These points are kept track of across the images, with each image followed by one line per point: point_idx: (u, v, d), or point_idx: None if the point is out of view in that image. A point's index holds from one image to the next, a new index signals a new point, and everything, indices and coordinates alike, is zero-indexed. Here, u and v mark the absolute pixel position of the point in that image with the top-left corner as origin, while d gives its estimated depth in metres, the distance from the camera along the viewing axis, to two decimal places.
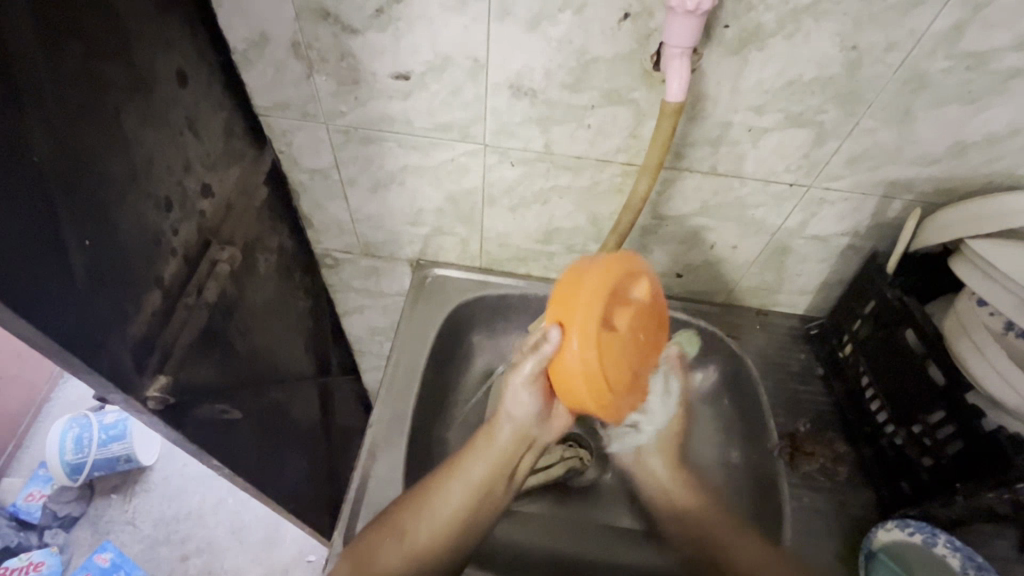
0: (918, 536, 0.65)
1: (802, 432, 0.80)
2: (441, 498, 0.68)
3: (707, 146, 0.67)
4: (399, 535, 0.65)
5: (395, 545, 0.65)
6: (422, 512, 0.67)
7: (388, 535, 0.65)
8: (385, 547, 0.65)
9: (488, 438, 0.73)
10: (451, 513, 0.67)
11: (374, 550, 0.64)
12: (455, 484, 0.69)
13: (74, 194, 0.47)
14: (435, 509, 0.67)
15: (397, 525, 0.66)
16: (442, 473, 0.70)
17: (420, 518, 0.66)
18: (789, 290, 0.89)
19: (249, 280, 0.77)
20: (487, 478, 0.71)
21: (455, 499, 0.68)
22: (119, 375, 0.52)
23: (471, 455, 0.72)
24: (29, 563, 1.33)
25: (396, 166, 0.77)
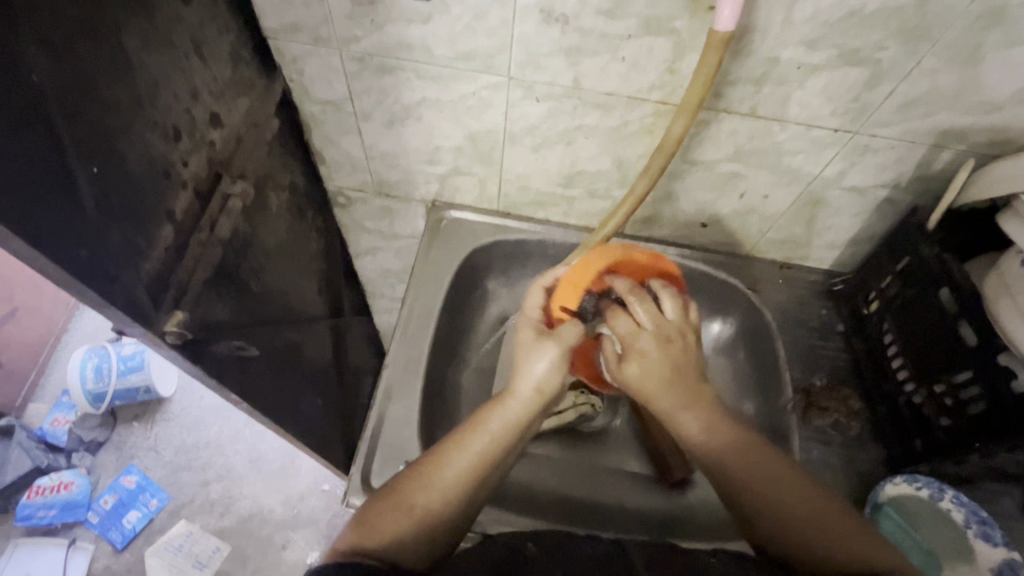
0: (925, 491, 0.66)
1: (816, 388, 0.80)
2: (455, 459, 0.57)
3: (749, 86, 0.62)
4: (410, 499, 0.55)
5: (400, 520, 0.54)
6: (428, 484, 0.56)
7: (397, 497, 0.55)
8: (392, 514, 0.54)
9: (501, 404, 0.60)
10: (467, 475, 0.56)
11: (379, 518, 0.54)
12: (469, 448, 0.57)
13: (77, 120, 0.44)
14: (449, 470, 0.56)
15: (405, 490, 0.55)
16: (451, 436, 0.59)
17: (432, 480, 0.56)
18: (817, 244, 0.86)
19: (262, 216, 0.75)
20: (504, 444, 0.59)
21: (471, 458, 0.57)
22: (138, 310, 0.51)
23: (485, 421, 0.59)
24: (60, 483, 1.42)
25: (414, 99, 0.72)
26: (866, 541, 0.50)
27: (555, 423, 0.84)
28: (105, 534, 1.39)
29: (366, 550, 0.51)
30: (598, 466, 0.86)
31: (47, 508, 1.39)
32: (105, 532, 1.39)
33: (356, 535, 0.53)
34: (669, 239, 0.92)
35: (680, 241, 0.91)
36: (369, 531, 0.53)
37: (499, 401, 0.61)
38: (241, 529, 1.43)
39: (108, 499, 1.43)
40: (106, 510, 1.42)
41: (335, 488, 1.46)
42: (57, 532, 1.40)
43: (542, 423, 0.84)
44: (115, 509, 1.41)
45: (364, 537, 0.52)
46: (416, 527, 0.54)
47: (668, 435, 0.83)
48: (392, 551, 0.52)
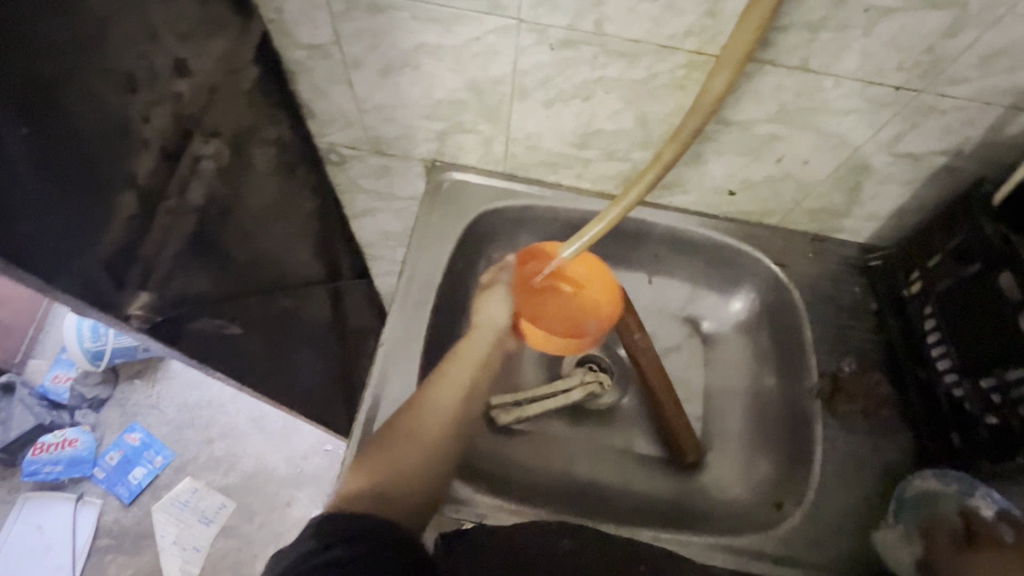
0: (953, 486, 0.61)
1: (845, 373, 0.74)
2: (435, 398, 0.65)
3: (802, 32, 0.53)
4: (405, 438, 0.60)
5: (411, 445, 0.60)
6: (425, 412, 0.63)
7: (391, 440, 0.60)
8: (391, 450, 0.59)
9: (459, 355, 0.70)
10: (447, 410, 0.64)
11: (379, 458, 0.58)
12: (442, 387, 0.66)
13: (4, 67, 0.37)
14: (432, 406, 0.64)
15: (399, 433, 0.61)
16: (425, 383, 0.66)
17: (420, 415, 0.63)
18: (856, 216, 0.78)
19: (243, 177, 0.68)
20: (470, 382, 0.69)
21: (448, 394, 0.66)
22: (93, 291, 0.45)
23: (449, 369, 0.68)
24: (64, 440, 1.42)
25: (411, 45, 0.63)
26: None
27: (562, 402, 0.80)
28: (113, 489, 1.40)
29: (377, 488, 0.55)
30: (603, 445, 0.82)
31: (53, 464, 1.40)
32: (112, 487, 1.40)
33: (365, 478, 0.56)
34: (693, 206, 0.84)
35: (706, 209, 0.83)
36: (376, 471, 0.57)
37: (461, 345, 0.72)
38: (246, 486, 1.43)
39: (113, 455, 1.43)
40: (112, 466, 1.42)
41: (338, 449, 1.46)
42: (65, 486, 1.41)
43: (548, 403, 0.80)
44: (121, 465, 1.42)
45: (372, 475, 0.56)
46: (415, 460, 0.59)
47: (679, 418, 0.78)
48: (399, 483, 0.57)
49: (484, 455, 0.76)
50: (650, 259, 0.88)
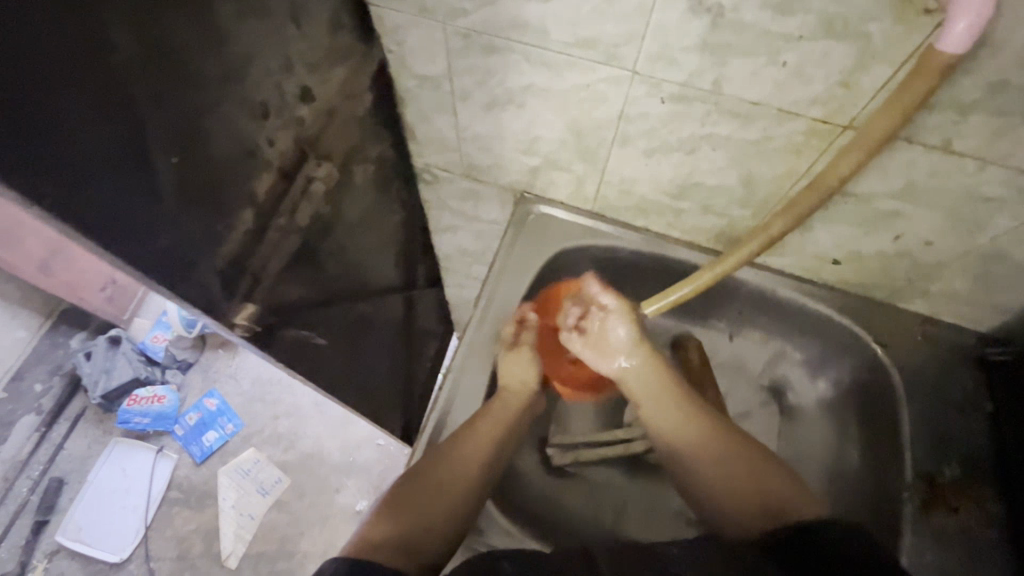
0: None
1: (944, 478, 0.66)
2: (460, 455, 0.62)
3: (948, 113, 0.48)
4: (428, 492, 0.58)
5: (435, 497, 0.58)
6: (453, 464, 0.61)
7: (412, 494, 0.57)
8: (412, 503, 0.56)
9: (490, 412, 0.67)
10: (471, 465, 0.62)
11: (401, 511, 0.55)
12: (471, 442, 0.63)
13: (161, 101, 0.40)
14: (457, 460, 0.61)
15: (421, 487, 0.58)
16: (452, 437, 0.64)
17: (448, 467, 0.60)
18: (979, 304, 0.70)
19: (346, 194, 0.72)
20: (500, 439, 0.66)
21: (477, 447, 0.63)
22: (208, 299, 0.49)
23: (479, 424, 0.66)
24: (155, 395, 1.54)
25: (519, 85, 0.64)
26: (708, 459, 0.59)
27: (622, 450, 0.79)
28: (187, 447, 1.51)
29: (399, 540, 0.52)
30: (654, 505, 0.79)
31: (142, 415, 1.52)
32: (187, 445, 1.51)
33: (387, 529, 0.53)
34: (788, 269, 0.79)
35: (803, 273, 0.78)
36: (398, 522, 0.54)
37: (495, 403, 0.69)
38: (302, 465, 1.50)
39: (192, 415, 1.55)
40: (190, 426, 1.54)
41: (391, 445, 1.50)
42: (148, 437, 1.54)
43: (605, 450, 0.80)
44: (197, 426, 1.54)
45: (392, 527, 0.53)
46: (434, 515, 0.56)
47: None
48: (421, 538, 0.53)
49: (533, 492, 0.76)
50: (733, 315, 0.84)
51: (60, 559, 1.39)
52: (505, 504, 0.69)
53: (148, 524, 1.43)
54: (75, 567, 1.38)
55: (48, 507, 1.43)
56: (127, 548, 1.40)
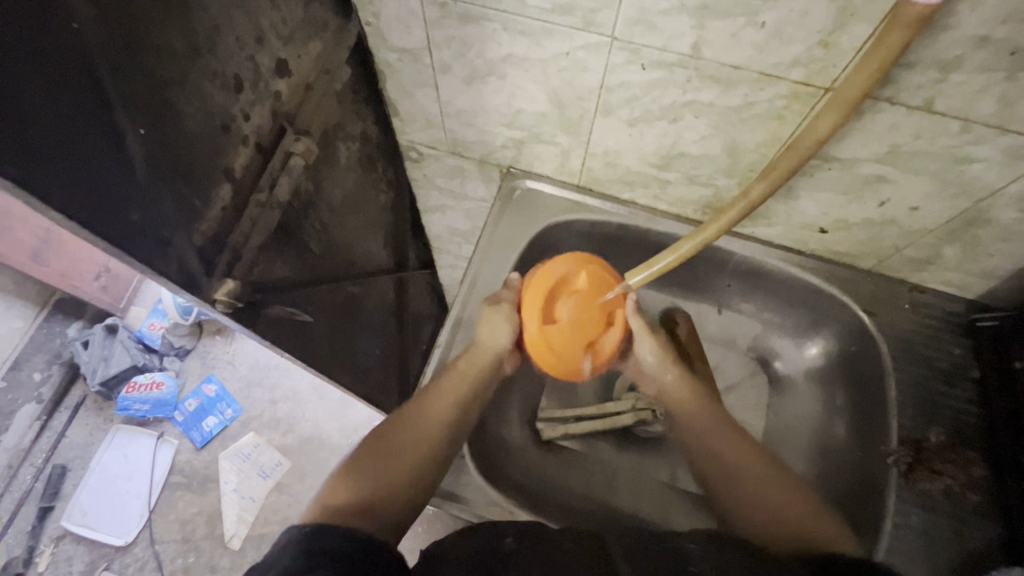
0: None
1: (931, 445, 0.66)
2: (411, 425, 0.61)
3: (930, 71, 0.48)
4: (382, 460, 0.57)
5: (380, 464, 0.56)
6: (401, 433, 0.60)
7: (368, 459, 0.56)
8: (367, 467, 0.55)
9: (445, 378, 0.67)
10: (425, 431, 0.61)
11: (357, 477, 0.54)
12: (427, 410, 0.63)
13: (124, 74, 0.40)
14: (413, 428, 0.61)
15: (377, 453, 0.57)
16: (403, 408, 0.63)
17: (400, 434, 0.60)
18: (965, 271, 0.70)
19: (328, 171, 0.71)
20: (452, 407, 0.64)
21: (432, 413, 0.63)
22: (188, 275, 0.49)
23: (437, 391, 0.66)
24: (153, 381, 1.52)
25: (498, 55, 0.63)
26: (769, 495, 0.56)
27: (614, 424, 0.80)
28: (188, 432, 1.50)
29: (354, 502, 0.51)
30: (644, 474, 0.80)
31: (141, 402, 1.50)
32: (188, 431, 1.51)
33: (346, 492, 0.52)
34: (777, 239, 0.78)
35: (790, 243, 0.78)
36: (356, 485, 0.53)
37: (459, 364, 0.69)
38: (302, 449, 1.49)
39: (192, 402, 1.54)
40: (189, 412, 1.53)
41: None
42: (149, 423, 1.53)
43: (594, 423, 0.80)
44: (197, 412, 1.52)
45: (350, 489, 0.52)
46: (394, 480, 0.56)
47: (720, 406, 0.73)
48: (381, 501, 0.53)
49: (521, 466, 0.76)
50: (721, 287, 0.85)
51: (67, 543, 1.39)
52: (495, 478, 0.69)
53: (151, 508, 1.42)
54: (82, 550, 1.38)
55: (54, 493, 1.43)
56: (131, 531, 1.40)
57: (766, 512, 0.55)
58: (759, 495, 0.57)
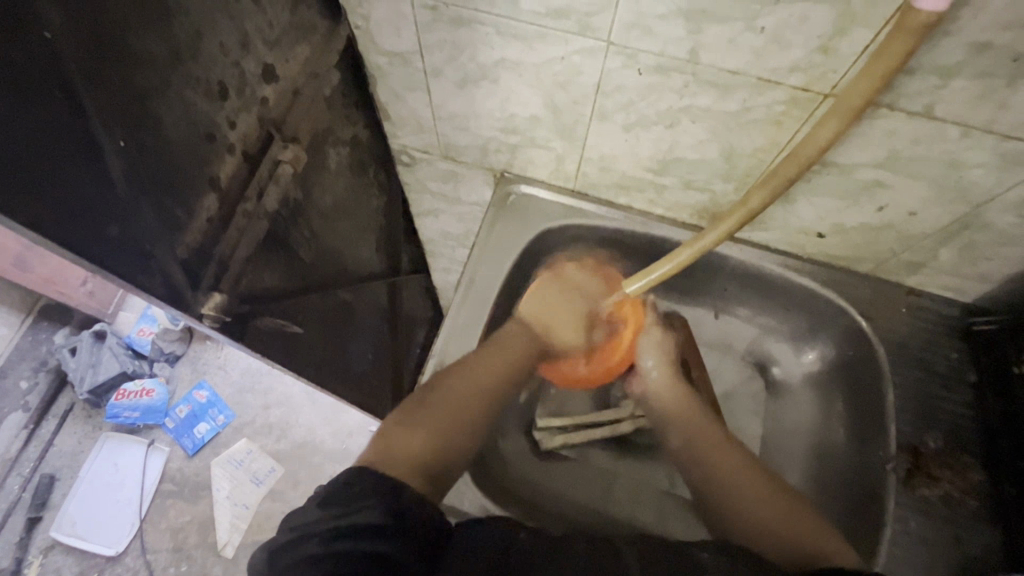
0: None
1: (929, 450, 0.66)
2: (476, 375, 0.59)
3: (930, 77, 0.47)
4: (446, 408, 0.55)
5: (444, 414, 0.54)
6: (468, 382, 0.58)
7: (431, 406, 0.54)
8: (430, 414, 0.53)
9: (503, 341, 0.65)
10: (491, 383, 0.59)
11: (421, 425, 0.52)
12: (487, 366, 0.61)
13: (99, 83, 0.39)
14: (476, 380, 0.59)
15: (441, 400, 0.55)
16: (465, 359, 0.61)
17: (465, 382, 0.58)
18: (962, 275, 0.69)
19: (318, 178, 0.70)
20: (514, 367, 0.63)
21: (493, 368, 0.61)
22: (172, 289, 0.48)
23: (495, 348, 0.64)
24: (142, 388, 1.51)
25: (490, 59, 0.61)
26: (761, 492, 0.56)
27: (612, 432, 0.79)
28: (179, 439, 1.48)
29: (419, 454, 0.49)
30: (642, 482, 0.79)
31: (131, 409, 1.49)
32: (179, 438, 1.48)
33: (414, 442, 0.50)
34: (773, 243, 0.78)
35: (787, 246, 0.77)
36: (420, 433, 0.51)
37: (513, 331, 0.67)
38: (295, 455, 1.47)
39: (182, 408, 1.51)
40: (180, 419, 1.50)
41: None
42: (139, 430, 1.50)
43: (594, 431, 0.80)
44: (188, 418, 1.50)
45: (416, 438, 0.50)
46: (455, 431, 0.53)
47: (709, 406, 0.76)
48: (441, 457, 0.51)
49: (517, 476, 0.75)
50: (718, 291, 0.84)
51: (56, 554, 1.36)
52: (491, 489, 0.68)
53: (142, 517, 1.40)
54: (71, 561, 1.35)
55: (41, 503, 1.40)
56: (122, 541, 1.37)
57: (758, 500, 0.56)
58: (753, 488, 0.57)
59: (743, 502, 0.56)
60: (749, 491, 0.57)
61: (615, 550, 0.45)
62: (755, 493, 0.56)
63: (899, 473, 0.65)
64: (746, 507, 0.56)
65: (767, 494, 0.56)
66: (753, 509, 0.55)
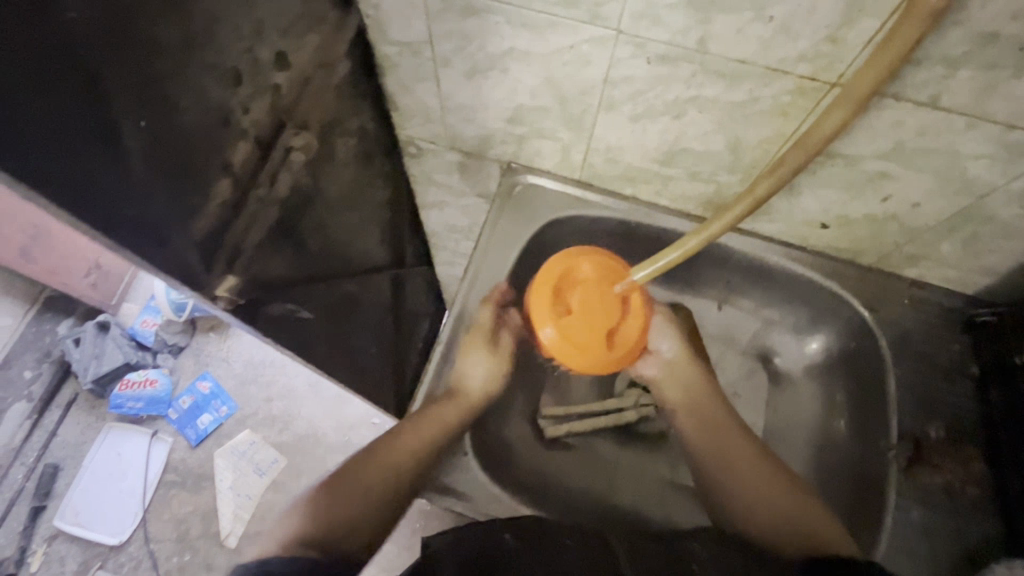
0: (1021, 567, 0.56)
1: (931, 440, 0.67)
2: (393, 451, 0.60)
3: (937, 68, 0.47)
4: (355, 491, 0.56)
5: (351, 497, 0.55)
6: (384, 461, 0.59)
7: (337, 492, 0.55)
8: (338, 498, 0.54)
9: (422, 414, 0.65)
10: (407, 460, 0.60)
11: (324, 508, 0.53)
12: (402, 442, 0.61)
13: (121, 66, 0.39)
14: (388, 460, 0.59)
15: (349, 483, 0.56)
16: (377, 441, 0.62)
17: (378, 462, 0.59)
18: (965, 268, 0.70)
19: (327, 166, 0.70)
20: (439, 437, 0.63)
21: (410, 440, 0.61)
22: (186, 272, 0.48)
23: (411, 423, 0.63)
24: (146, 378, 1.51)
25: (500, 49, 0.62)
26: (784, 509, 0.56)
27: (615, 419, 0.81)
28: (182, 430, 1.48)
29: (319, 533, 0.50)
30: (644, 470, 0.80)
31: (134, 400, 1.49)
32: (182, 429, 1.48)
33: (317, 523, 0.51)
34: (777, 235, 0.78)
35: (790, 238, 0.78)
36: (321, 517, 0.52)
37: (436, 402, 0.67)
38: (297, 447, 1.47)
39: (185, 399, 1.52)
40: (183, 410, 1.50)
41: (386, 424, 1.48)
42: (142, 421, 1.51)
43: (598, 419, 0.81)
44: (191, 409, 1.50)
45: (316, 522, 0.51)
46: (363, 513, 0.55)
47: None
48: (342, 534, 0.51)
49: (523, 462, 0.76)
50: (722, 283, 0.85)
51: (60, 543, 1.37)
52: (498, 474, 0.69)
53: (145, 507, 1.41)
54: (75, 550, 1.36)
55: (45, 492, 1.41)
56: (125, 530, 1.38)
57: (784, 517, 0.56)
58: (774, 505, 0.57)
59: (775, 518, 0.56)
60: (776, 511, 0.56)
61: (608, 546, 0.47)
62: (780, 509, 0.56)
63: (901, 462, 0.66)
64: (778, 521, 0.55)
65: (793, 510, 0.56)
66: (788, 527, 0.54)
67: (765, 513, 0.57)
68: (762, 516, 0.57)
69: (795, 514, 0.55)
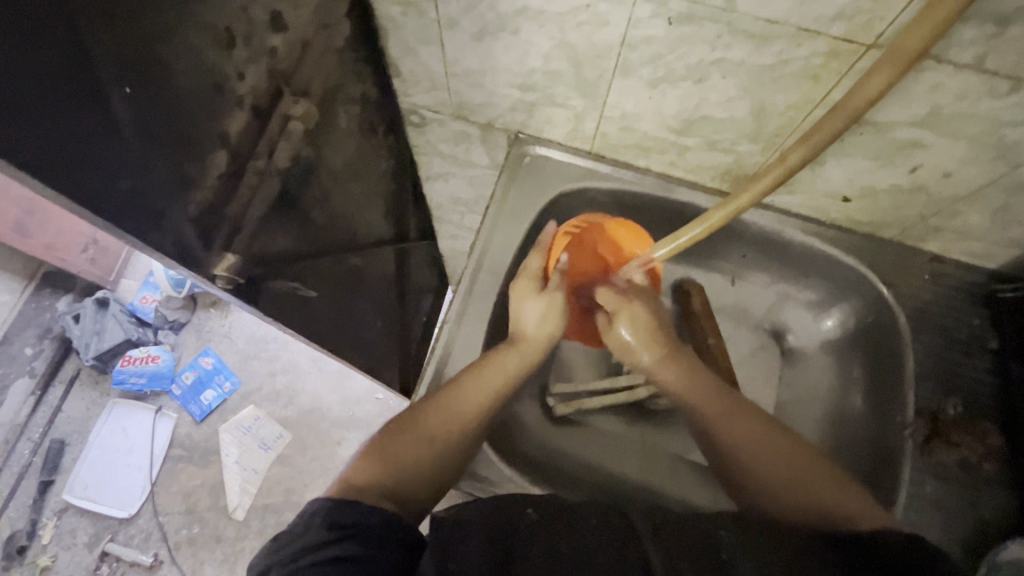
0: None
1: (947, 417, 0.65)
2: (458, 403, 0.57)
3: (986, 25, 0.44)
4: (418, 437, 0.53)
5: (415, 446, 0.52)
6: (449, 412, 0.56)
7: (402, 437, 0.52)
8: (402, 445, 0.52)
9: (484, 366, 0.61)
10: (471, 413, 0.57)
11: (384, 455, 0.50)
12: (467, 398, 0.58)
13: (108, 25, 0.36)
14: (454, 413, 0.56)
15: (412, 430, 0.53)
16: (442, 387, 0.59)
17: (443, 414, 0.56)
18: (992, 241, 0.68)
19: (328, 136, 0.67)
20: (500, 394, 0.60)
21: (474, 394, 0.58)
22: (184, 248, 0.46)
23: (476, 378, 0.60)
24: (148, 355, 1.50)
25: (511, 8, 0.58)
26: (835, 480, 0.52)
27: (620, 398, 0.79)
28: (187, 406, 1.48)
29: (383, 483, 0.48)
30: (651, 446, 0.80)
31: (138, 375, 1.48)
32: (186, 404, 1.48)
33: (379, 472, 0.49)
34: (795, 208, 0.75)
35: (809, 211, 0.75)
36: (384, 463, 0.49)
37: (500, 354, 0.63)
38: (302, 421, 1.47)
39: (188, 375, 1.51)
40: (187, 386, 1.50)
41: (390, 399, 1.48)
42: (146, 397, 1.50)
43: (605, 399, 0.79)
44: (194, 385, 1.49)
45: (378, 469, 0.49)
46: (426, 464, 0.52)
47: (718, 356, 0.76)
48: (404, 485, 0.49)
49: (528, 443, 0.74)
50: (735, 258, 0.83)
51: (70, 516, 1.37)
52: (506, 454, 0.68)
53: (153, 481, 1.40)
54: (85, 523, 1.36)
55: (53, 467, 1.41)
56: (134, 504, 1.38)
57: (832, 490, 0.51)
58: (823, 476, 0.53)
59: (823, 486, 0.52)
60: (827, 479, 0.52)
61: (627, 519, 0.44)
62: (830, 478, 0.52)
63: (914, 438, 0.65)
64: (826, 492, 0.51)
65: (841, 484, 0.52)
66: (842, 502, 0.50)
67: (812, 480, 0.52)
68: (810, 481, 0.52)
69: (848, 493, 0.51)
